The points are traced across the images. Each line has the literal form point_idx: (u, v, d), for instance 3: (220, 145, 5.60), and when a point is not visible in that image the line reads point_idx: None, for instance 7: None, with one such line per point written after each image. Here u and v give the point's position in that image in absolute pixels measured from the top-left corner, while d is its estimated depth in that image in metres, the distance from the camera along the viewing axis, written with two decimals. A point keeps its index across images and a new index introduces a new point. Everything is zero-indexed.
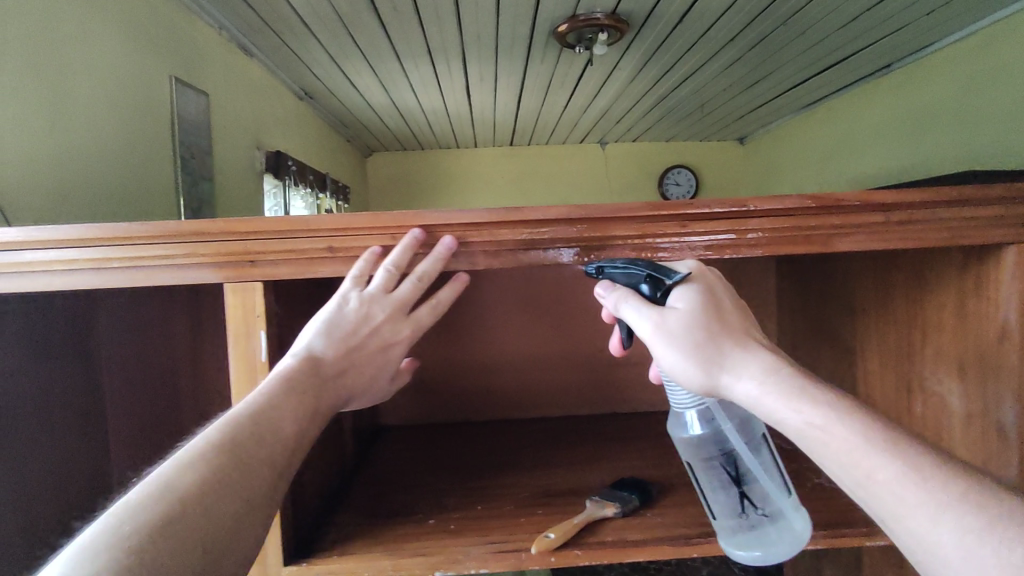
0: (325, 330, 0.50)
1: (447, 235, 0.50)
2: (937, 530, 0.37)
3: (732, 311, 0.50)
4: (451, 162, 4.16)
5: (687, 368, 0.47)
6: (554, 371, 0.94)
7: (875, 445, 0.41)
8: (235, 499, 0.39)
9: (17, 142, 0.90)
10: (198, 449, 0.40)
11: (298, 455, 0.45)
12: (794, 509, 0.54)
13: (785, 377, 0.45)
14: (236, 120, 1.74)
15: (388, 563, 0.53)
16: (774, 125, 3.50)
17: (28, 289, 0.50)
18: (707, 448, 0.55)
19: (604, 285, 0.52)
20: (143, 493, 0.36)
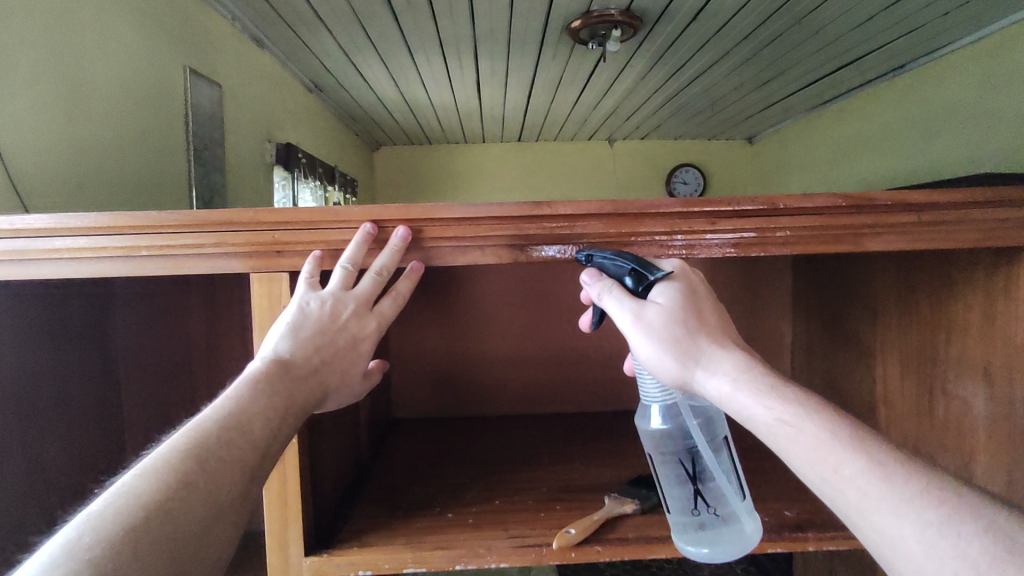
0: (290, 335, 0.49)
1: (401, 226, 0.49)
2: (899, 523, 0.37)
3: (710, 308, 0.50)
4: (459, 157, 4.16)
5: (662, 360, 0.48)
6: (567, 367, 0.94)
7: (842, 441, 0.41)
8: (204, 504, 0.37)
9: (34, 130, 0.90)
10: (164, 457, 0.39)
11: (270, 458, 0.44)
12: (746, 512, 0.54)
13: (757, 376, 0.46)
14: (248, 111, 1.73)
15: (409, 556, 0.53)
16: (783, 125, 3.49)
17: (57, 276, 0.50)
18: (667, 442, 0.55)
19: (591, 273, 0.51)
20: (106, 505, 0.35)
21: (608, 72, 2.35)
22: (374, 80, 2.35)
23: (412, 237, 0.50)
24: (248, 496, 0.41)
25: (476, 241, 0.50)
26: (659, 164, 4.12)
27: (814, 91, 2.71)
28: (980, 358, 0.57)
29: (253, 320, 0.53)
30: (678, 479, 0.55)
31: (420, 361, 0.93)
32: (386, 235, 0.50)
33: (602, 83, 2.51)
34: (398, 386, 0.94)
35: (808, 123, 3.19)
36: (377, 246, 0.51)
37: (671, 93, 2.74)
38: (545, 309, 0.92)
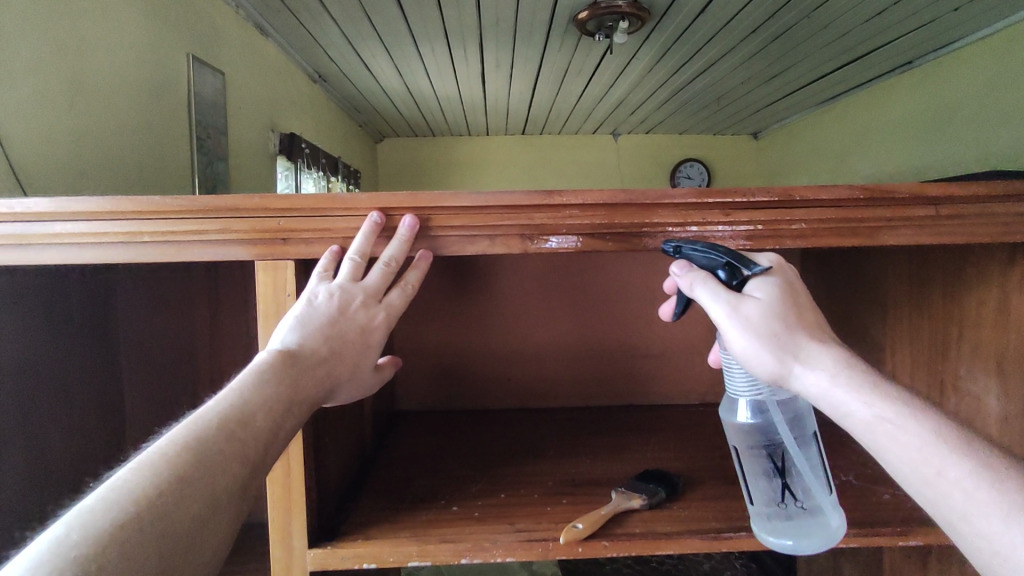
0: (299, 327, 0.48)
1: (407, 215, 0.49)
2: (1007, 529, 0.37)
3: (809, 302, 0.47)
4: (462, 150, 4.15)
5: (759, 356, 0.45)
6: (572, 360, 0.93)
7: (947, 443, 0.40)
8: (202, 501, 0.36)
9: (36, 117, 0.89)
10: (162, 450, 0.37)
11: (272, 448, 0.42)
12: (833, 509, 0.53)
13: (861, 373, 0.43)
14: (251, 100, 1.72)
15: (415, 549, 0.52)
16: (789, 120, 3.47)
17: (57, 261, 0.49)
18: (755, 437, 0.54)
19: (681, 264, 0.48)
20: (99, 501, 0.33)
21: (614, 65, 2.33)
22: (378, 70, 2.34)
23: (421, 226, 0.49)
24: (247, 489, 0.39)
25: (485, 230, 0.49)
26: (663, 158, 4.10)
27: (821, 86, 2.69)
28: (994, 354, 0.56)
29: (258, 309, 0.53)
30: (765, 473, 0.54)
31: (424, 353, 0.93)
32: (394, 224, 0.49)
33: (607, 76, 2.49)
34: (402, 378, 0.94)
35: (814, 118, 3.17)
36: (386, 235, 0.50)
37: (677, 87, 2.72)
38: (551, 302, 0.91)
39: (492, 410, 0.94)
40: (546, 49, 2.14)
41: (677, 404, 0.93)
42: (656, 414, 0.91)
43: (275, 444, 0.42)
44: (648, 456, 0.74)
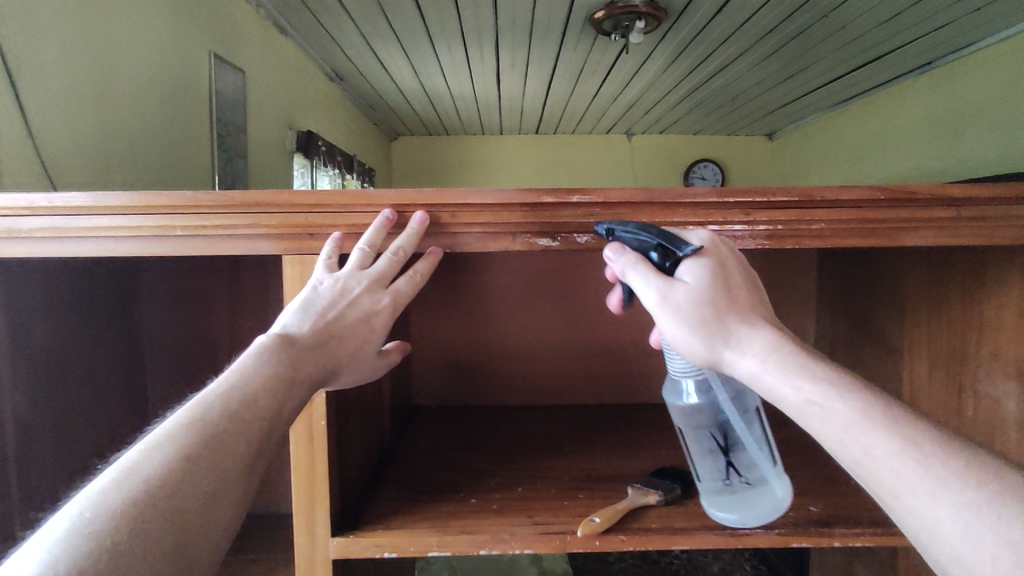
0: (300, 311, 0.50)
1: (419, 210, 0.50)
2: (933, 506, 0.36)
3: (743, 284, 0.47)
4: (475, 148, 4.16)
5: (689, 340, 0.46)
6: (587, 358, 0.93)
7: (875, 420, 0.39)
8: (211, 476, 0.38)
9: (65, 115, 0.92)
10: (167, 433, 0.39)
11: (277, 425, 0.44)
12: (777, 480, 0.57)
13: (790, 355, 0.44)
14: (270, 98, 1.75)
15: (434, 539, 0.53)
16: (805, 121, 3.44)
17: (92, 254, 0.50)
18: (700, 417, 0.57)
19: (613, 248, 0.49)
20: (111, 481, 0.35)
21: (629, 65, 2.33)
22: (394, 69, 2.36)
23: (444, 222, 0.50)
24: (255, 464, 0.41)
25: (507, 227, 0.50)
26: (677, 158, 4.09)
27: (838, 87, 2.67)
28: (1013, 357, 0.56)
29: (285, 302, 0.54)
30: (711, 452, 0.57)
31: (440, 349, 0.94)
32: (406, 218, 0.50)
33: (622, 75, 2.49)
34: (419, 373, 0.95)
35: (830, 119, 3.15)
36: (397, 228, 0.51)
37: (692, 87, 2.72)
38: (566, 300, 0.92)
39: (508, 406, 0.95)
40: (560, 49, 2.15)
41: None
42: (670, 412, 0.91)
43: (278, 422, 0.44)
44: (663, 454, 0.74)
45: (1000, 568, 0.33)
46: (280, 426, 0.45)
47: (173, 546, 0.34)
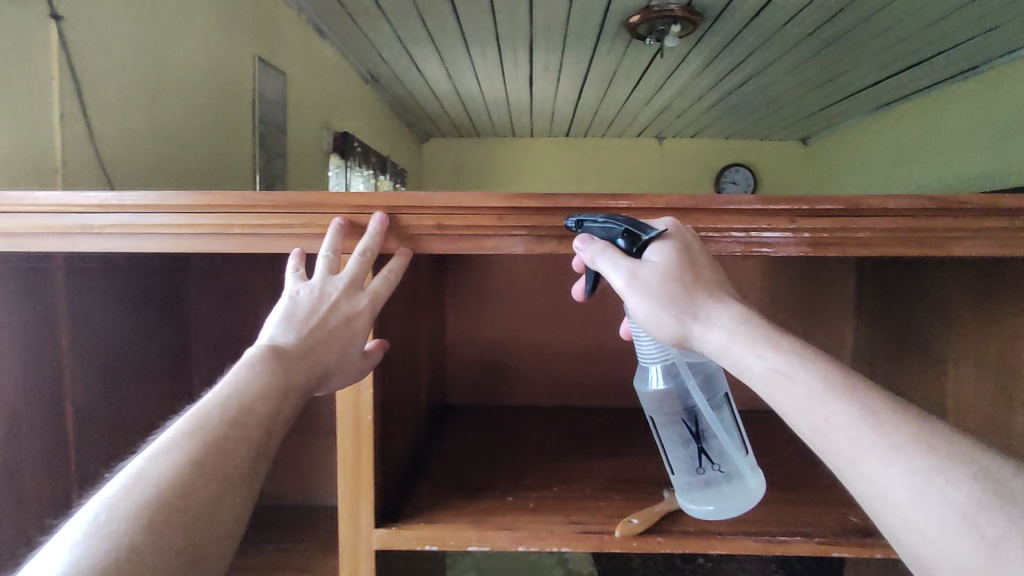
0: (283, 322, 0.50)
1: (377, 211, 0.51)
2: (888, 472, 0.37)
3: (707, 262, 0.49)
4: (504, 150, 4.18)
5: (660, 318, 0.47)
6: (620, 362, 0.94)
7: (833, 389, 0.40)
8: (212, 482, 0.39)
9: (122, 117, 0.96)
10: (169, 441, 0.40)
11: (275, 430, 0.45)
12: (752, 468, 0.55)
13: (756, 326, 0.45)
14: (309, 100, 1.79)
15: (474, 534, 0.55)
16: (841, 126, 3.38)
17: (156, 249, 0.53)
18: (670, 403, 0.55)
19: (582, 239, 0.49)
20: (118, 489, 0.37)
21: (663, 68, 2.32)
22: (428, 72, 2.40)
23: (491, 225, 0.51)
24: (255, 470, 0.43)
25: (552, 231, 0.51)
26: (707, 163, 4.05)
27: (877, 91, 2.61)
28: None
29: None
30: (683, 439, 0.56)
31: (475, 348, 0.95)
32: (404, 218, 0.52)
33: (655, 79, 2.48)
34: (453, 372, 0.97)
35: (868, 124, 3.09)
36: (359, 231, 0.53)
37: (725, 91, 2.69)
38: (600, 302, 0.93)
39: (540, 407, 0.96)
40: (593, 53, 2.16)
41: None
42: None
43: (277, 427, 0.45)
44: None
45: (948, 531, 0.34)
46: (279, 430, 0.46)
47: (181, 552, 0.36)
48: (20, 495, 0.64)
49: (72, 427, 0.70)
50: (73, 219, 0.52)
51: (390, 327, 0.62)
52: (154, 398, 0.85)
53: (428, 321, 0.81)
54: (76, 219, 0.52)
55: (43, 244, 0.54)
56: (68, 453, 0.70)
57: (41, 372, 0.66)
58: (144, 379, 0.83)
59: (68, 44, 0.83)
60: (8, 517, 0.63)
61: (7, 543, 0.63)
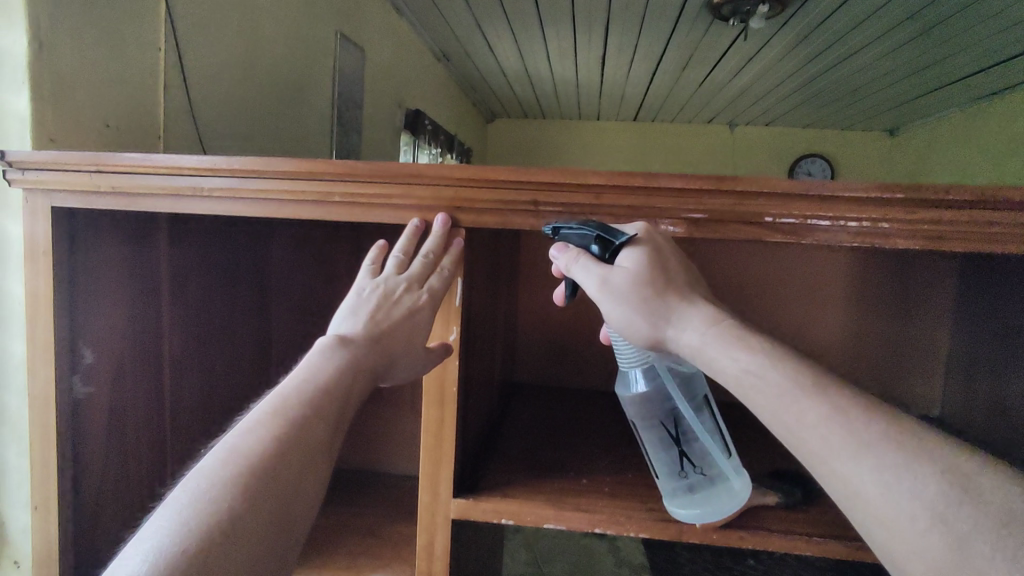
0: (348, 314, 0.53)
1: (440, 213, 0.53)
2: (859, 470, 0.38)
3: (679, 266, 0.50)
4: (568, 134, 4.15)
5: (634, 322, 0.49)
6: None
7: (804, 389, 0.42)
8: (297, 459, 0.42)
9: (218, 88, 1.00)
10: (255, 422, 0.43)
11: (347, 409, 0.48)
12: (735, 470, 0.58)
13: (726, 327, 0.47)
14: (385, 77, 1.82)
15: (552, 513, 0.55)
16: (933, 117, 3.15)
17: (261, 214, 0.55)
18: (651, 407, 0.59)
19: (558, 247, 0.53)
20: (219, 468, 0.39)
21: (742, 52, 2.23)
22: (501, 52, 2.38)
23: (588, 203, 0.50)
24: (331, 446, 0.46)
25: (651, 212, 0.50)
26: (781, 152, 3.87)
27: (979, 80, 2.42)
28: None
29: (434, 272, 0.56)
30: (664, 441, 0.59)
31: (546, 330, 0.96)
32: (499, 194, 0.51)
33: (733, 62, 2.39)
34: (522, 352, 0.97)
35: (965, 116, 2.87)
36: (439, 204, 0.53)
37: (808, 77, 2.56)
38: None
39: (607, 392, 0.95)
40: (672, 33, 2.08)
41: None
42: None
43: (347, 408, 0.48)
44: (779, 463, 0.72)
45: (917, 526, 0.36)
46: (350, 412, 0.49)
47: (275, 522, 0.39)
48: (123, 439, 0.69)
49: (169, 379, 0.75)
50: (187, 183, 0.55)
51: (475, 301, 0.63)
52: (239, 359, 0.90)
53: (504, 299, 0.81)
54: (190, 182, 0.55)
55: (158, 206, 0.57)
56: (165, 403, 0.75)
57: (144, 329, 0.71)
58: (231, 341, 0.87)
59: (175, 15, 0.87)
60: (114, 461, 0.68)
61: (112, 485, 0.68)
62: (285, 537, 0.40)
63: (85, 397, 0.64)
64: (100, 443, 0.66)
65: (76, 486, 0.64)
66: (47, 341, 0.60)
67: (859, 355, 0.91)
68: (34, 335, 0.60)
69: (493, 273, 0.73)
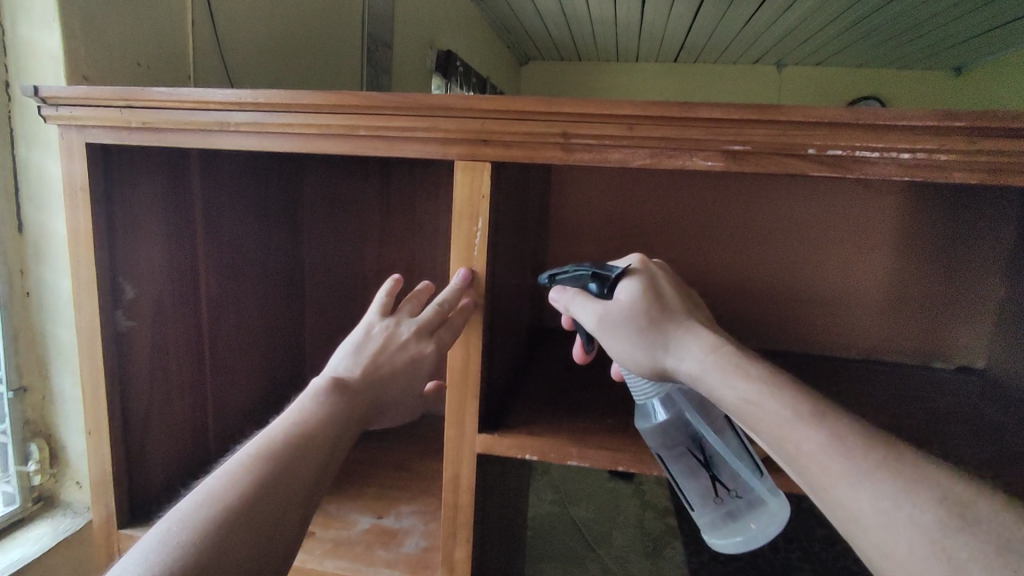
0: (351, 352, 0.56)
1: (462, 268, 0.55)
2: (856, 497, 0.37)
3: (674, 297, 0.53)
4: (605, 78, 4.00)
5: (632, 354, 0.51)
6: (727, 298, 0.92)
7: (801, 416, 0.41)
8: (280, 500, 0.42)
9: (246, 24, 0.99)
10: (238, 463, 0.43)
11: (336, 454, 0.48)
12: (772, 490, 0.52)
13: (725, 353, 0.46)
14: (416, 16, 1.76)
15: (575, 450, 0.56)
16: (1003, 53, 2.91)
17: (287, 149, 0.55)
18: (672, 437, 0.54)
19: (557, 289, 0.57)
20: (196, 509, 0.39)
21: None
22: None
23: (618, 135, 0.48)
24: (315, 490, 0.46)
25: (684, 145, 0.48)
26: (832, 95, 3.66)
27: None
28: None
29: (453, 209, 0.54)
30: (692, 470, 0.54)
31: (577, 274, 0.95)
32: (526, 127, 0.49)
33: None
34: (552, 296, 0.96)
35: None
36: (463, 140, 0.52)
37: (865, 13, 2.38)
38: (711, 234, 0.90)
39: None
40: None
41: (835, 358, 0.89)
42: (814, 365, 0.87)
43: (335, 453, 0.48)
44: None
45: (915, 553, 0.34)
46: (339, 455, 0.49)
47: (250, 565, 0.38)
48: (166, 374, 0.72)
49: (208, 317, 0.78)
50: (213, 116, 0.55)
51: (502, 237, 0.62)
52: (274, 299, 0.92)
53: (533, 240, 0.80)
54: (216, 116, 0.55)
55: (187, 140, 0.57)
56: (205, 339, 0.78)
57: (181, 270, 0.73)
58: (264, 282, 0.89)
59: None
60: (159, 393, 0.71)
61: (158, 417, 0.72)
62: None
63: (128, 330, 0.67)
64: (144, 375, 0.69)
65: (125, 413, 0.67)
66: (89, 277, 0.62)
67: (905, 305, 0.86)
68: (78, 272, 0.62)
69: (522, 211, 0.72)
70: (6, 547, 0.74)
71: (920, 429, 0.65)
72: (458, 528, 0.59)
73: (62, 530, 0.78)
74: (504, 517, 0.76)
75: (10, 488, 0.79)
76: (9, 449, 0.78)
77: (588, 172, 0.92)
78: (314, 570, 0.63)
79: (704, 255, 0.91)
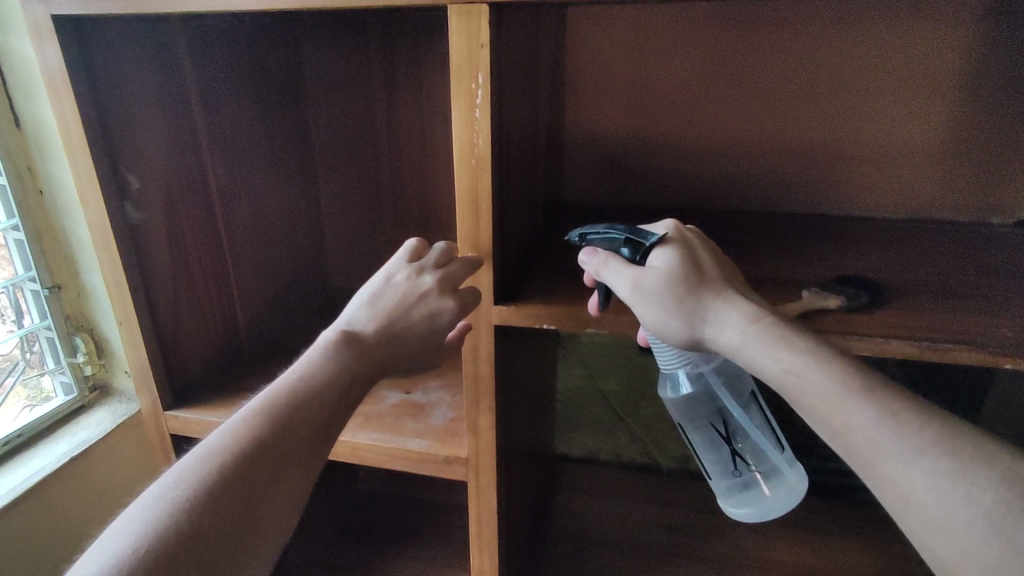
0: (369, 303, 0.57)
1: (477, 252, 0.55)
2: (910, 474, 0.40)
3: (710, 263, 0.51)
4: None
5: (670, 323, 0.49)
6: (761, 158, 0.85)
7: (850, 390, 0.42)
8: (274, 460, 0.47)
9: None
10: (241, 419, 0.48)
11: (341, 412, 0.52)
12: (788, 462, 0.63)
13: (766, 324, 0.47)
14: None
15: (594, 318, 0.54)
16: None
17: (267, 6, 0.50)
18: (702, 412, 0.62)
19: (588, 251, 0.53)
20: (194, 465, 0.45)
21: None
22: None
23: None
24: (314, 448, 0.49)
25: None
26: None
27: None
28: None
29: (450, 64, 0.49)
30: (714, 442, 0.63)
31: (598, 141, 0.90)
32: None
33: None
34: (571, 167, 0.92)
35: None
36: None
37: None
38: (746, 87, 0.82)
39: (666, 208, 0.91)
40: None
41: (875, 217, 0.84)
42: (852, 224, 0.82)
43: (338, 416, 0.51)
44: (849, 264, 0.67)
45: (973, 531, 0.38)
46: (346, 412, 0.52)
47: (234, 518, 0.44)
48: (188, 264, 0.72)
49: (223, 206, 0.76)
50: None
51: (510, 94, 0.56)
52: (286, 185, 0.90)
53: (546, 104, 0.74)
54: None
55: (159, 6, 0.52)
56: (223, 228, 0.77)
57: (186, 160, 0.70)
58: (276, 169, 0.86)
59: None
60: (184, 285, 0.72)
61: (188, 308, 0.73)
62: (247, 530, 0.44)
63: (140, 223, 0.66)
64: (165, 268, 0.70)
65: (152, 306, 0.69)
66: (89, 169, 0.61)
67: (961, 156, 0.79)
68: (78, 163, 0.61)
69: (533, 66, 0.65)
70: (71, 431, 0.80)
71: (965, 285, 0.61)
72: (481, 397, 0.60)
73: (120, 413, 0.84)
74: (530, 389, 0.78)
75: (65, 378, 0.84)
76: (56, 343, 0.82)
77: (610, 23, 0.83)
78: (348, 440, 0.66)
79: (737, 111, 0.83)
